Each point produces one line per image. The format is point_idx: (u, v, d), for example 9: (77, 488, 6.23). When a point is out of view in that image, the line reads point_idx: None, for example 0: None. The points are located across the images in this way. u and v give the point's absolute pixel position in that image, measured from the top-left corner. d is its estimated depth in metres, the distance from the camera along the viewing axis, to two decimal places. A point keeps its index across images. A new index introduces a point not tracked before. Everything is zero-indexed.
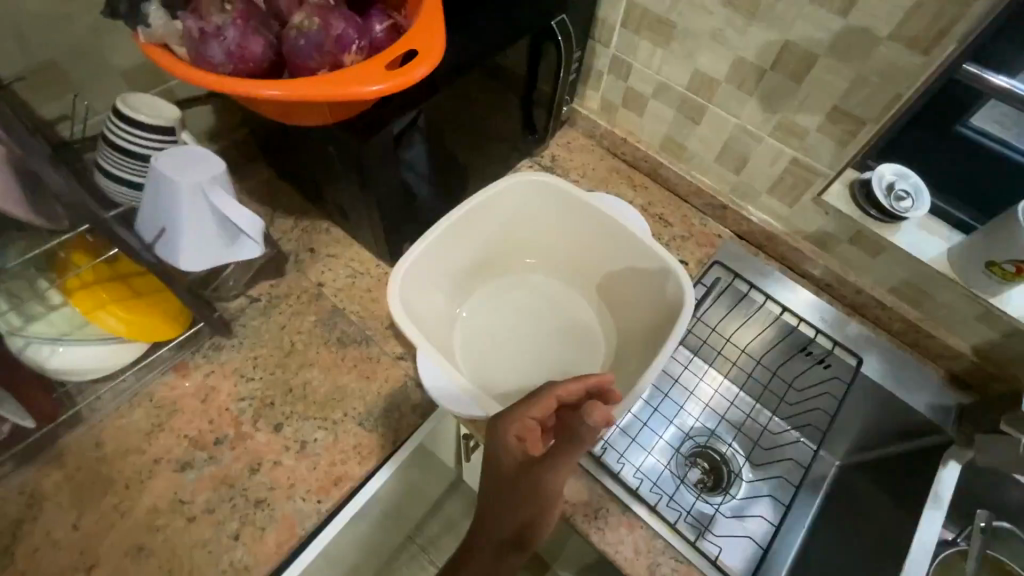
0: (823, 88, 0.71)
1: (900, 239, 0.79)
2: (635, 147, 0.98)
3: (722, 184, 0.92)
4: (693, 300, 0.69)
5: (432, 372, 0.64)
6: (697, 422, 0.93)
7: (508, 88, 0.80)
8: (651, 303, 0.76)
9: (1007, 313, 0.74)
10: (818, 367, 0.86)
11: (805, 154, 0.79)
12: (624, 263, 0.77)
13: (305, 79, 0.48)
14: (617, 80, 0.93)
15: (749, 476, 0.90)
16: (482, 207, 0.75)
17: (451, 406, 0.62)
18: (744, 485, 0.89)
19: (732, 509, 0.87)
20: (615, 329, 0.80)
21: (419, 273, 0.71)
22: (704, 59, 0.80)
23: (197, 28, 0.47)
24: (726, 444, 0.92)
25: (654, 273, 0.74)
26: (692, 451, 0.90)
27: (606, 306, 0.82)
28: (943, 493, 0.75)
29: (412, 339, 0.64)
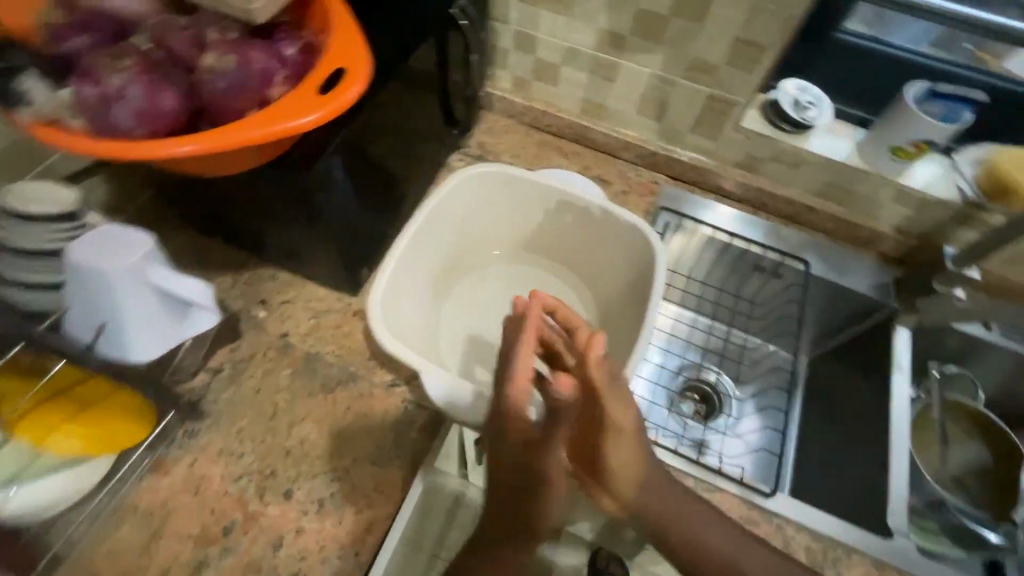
0: (724, 24, 0.75)
1: (814, 147, 0.86)
2: (558, 117, 0.99)
3: (647, 133, 0.95)
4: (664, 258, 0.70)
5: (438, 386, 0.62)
6: (683, 359, 0.97)
7: (425, 86, 0.77)
8: (620, 265, 0.77)
9: (914, 189, 0.83)
10: (773, 280, 0.93)
11: (718, 89, 0.83)
12: (583, 232, 0.78)
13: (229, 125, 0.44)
14: (525, 55, 0.93)
15: (739, 394, 0.96)
16: (439, 210, 0.73)
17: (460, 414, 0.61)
18: (736, 404, 0.96)
19: (732, 428, 0.93)
20: (592, 299, 0.81)
21: (394, 290, 0.68)
22: (607, 17, 0.81)
23: (97, 95, 0.42)
24: (712, 371, 0.97)
25: (617, 234, 0.75)
26: (684, 386, 0.95)
27: (578, 278, 0.83)
28: (903, 359, 0.86)
29: (410, 361, 0.62)
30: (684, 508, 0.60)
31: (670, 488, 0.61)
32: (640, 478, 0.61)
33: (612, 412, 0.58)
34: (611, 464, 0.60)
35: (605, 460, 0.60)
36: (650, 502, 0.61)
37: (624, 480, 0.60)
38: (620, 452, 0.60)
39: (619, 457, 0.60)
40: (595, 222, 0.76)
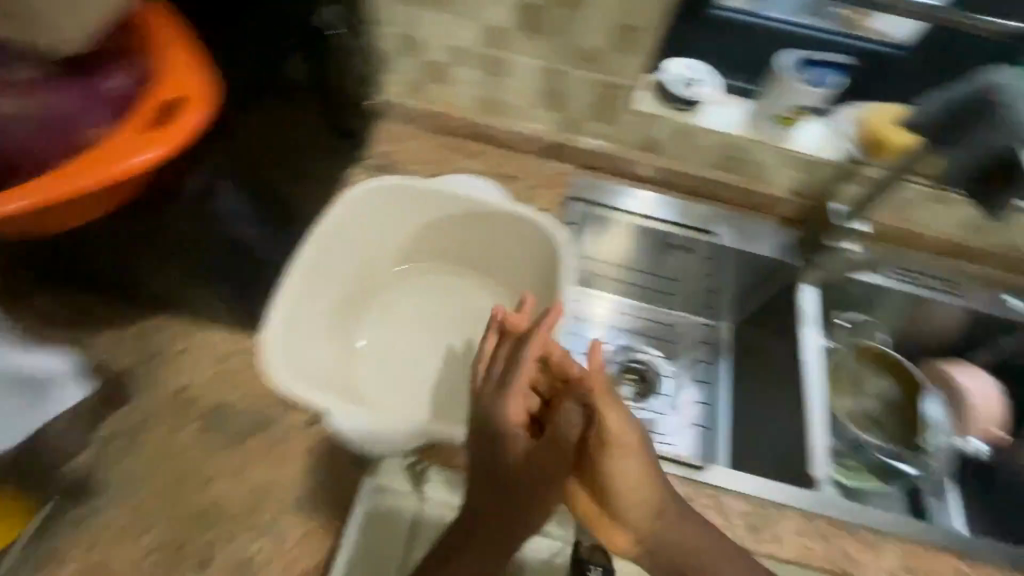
0: (602, 9, 0.74)
1: (706, 121, 0.88)
2: (457, 118, 0.96)
3: (548, 124, 0.94)
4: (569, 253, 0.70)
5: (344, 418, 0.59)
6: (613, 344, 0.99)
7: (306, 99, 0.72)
8: (531, 264, 0.75)
9: (800, 152, 0.87)
10: (687, 256, 0.95)
11: (608, 74, 0.83)
12: (491, 234, 0.75)
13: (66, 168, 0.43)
14: (413, 58, 0.89)
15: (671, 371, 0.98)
16: (330, 236, 0.69)
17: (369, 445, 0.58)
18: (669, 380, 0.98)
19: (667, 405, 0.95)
20: (507, 302, 0.79)
21: (290, 329, 0.64)
22: (486, 11, 0.79)
23: None
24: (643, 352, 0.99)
25: (524, 234, 0.73)
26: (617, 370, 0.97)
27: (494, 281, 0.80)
28: (810, 312, 0.91)
29: (310, 400, 0.58)
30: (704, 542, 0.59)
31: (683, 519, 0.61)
32: (657, 505, 0.61)
33: (612, 423, 0.60)
34: (614, 481, 0.60)
35: (611, 482, 0.60)
36: (666, 533, 0.60)
37: (632, 500, 0.60)
38: (629, 472, 0.60)
39: (625, 474, 0.60)
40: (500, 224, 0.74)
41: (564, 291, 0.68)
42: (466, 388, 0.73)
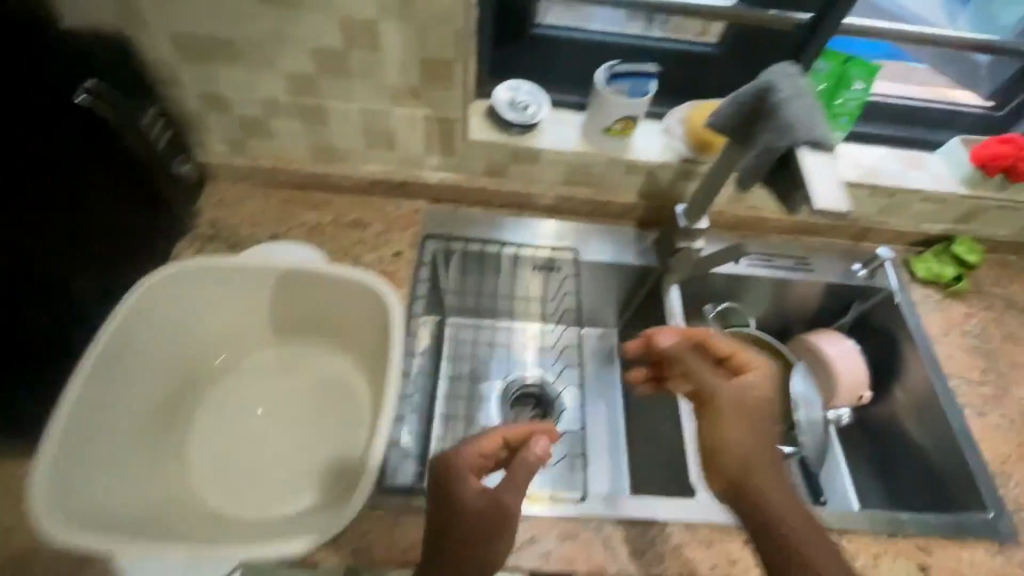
0: (402, 47, 0.70)
1: (544, 141, 0.87)
2: (291, 170, 0.90)
3: (389, 164, 0.90)
4: (398, 309, 0.65)
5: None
6: (506, 373, 0.97)
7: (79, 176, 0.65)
8: (368, 323, 0.69)
9: (638, 159, 0.87)
10: (554, 274, 0.94)
11: (430, 109, 0.80)
12: (321, 299, 0.70)
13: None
14: (225, 116, 0.82)
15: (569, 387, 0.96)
16: (120, 333, 0.61)
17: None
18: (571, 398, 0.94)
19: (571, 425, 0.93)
20: (355, 365, 0.73)
21: (74, 452, 0.56)
22: (284, 61, 0.73)
23: None
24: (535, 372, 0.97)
25: (352, 293, 0.68)
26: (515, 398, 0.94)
27: (340, 345, 0.73)
28: (676, 309, 0.91)
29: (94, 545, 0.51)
30: (798, 520, 0.57)
31: (792, 502, 0.58)
32: (762, 457, 0.60)
33: (748, 376, 0.64)
34: (717, 441, 0.61)
35: (721, 428, 0.61)
36: (768, 495, 0.58)
37: (729, 461, 0.60)
38: (731, 430, 0.61)
39: (732, 440, 0.60)
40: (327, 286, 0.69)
41: (397, 353, 0.63)
42: (317, 470, 0.66)
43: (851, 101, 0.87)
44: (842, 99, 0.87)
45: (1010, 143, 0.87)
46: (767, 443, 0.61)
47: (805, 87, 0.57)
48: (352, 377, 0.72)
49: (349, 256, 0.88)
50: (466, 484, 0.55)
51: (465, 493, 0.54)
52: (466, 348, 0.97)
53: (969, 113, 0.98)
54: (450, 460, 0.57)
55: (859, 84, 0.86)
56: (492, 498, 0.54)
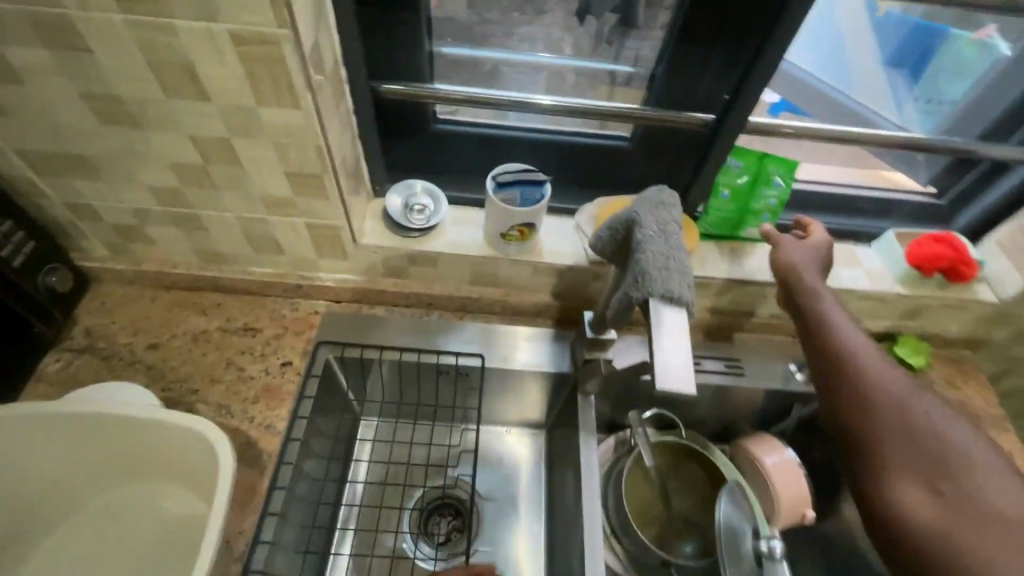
0: (263, 163, 0.66)
1: (443, 244, 0.81)
2: (178, 273, 0.85)
3: (281, 266, 0.84)
4: (230, 463, 0.59)
5: None
6: (419, 480, 0.89)
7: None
8: (211, 467, 0.63)
9: (545, 261, 0.81)
10: (463, 378, 0.86)
11: (311, 218, 0.75)
12: (162, 442, 0.63)
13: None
14: (97, 223, 0.78)
15: (482, 494, 0.90)
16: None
17: None
18: (484, 507, 0.90)
19: (484, 539, 0.87)
20: (206, 509, 0.66)
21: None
22: (144, 174, 0.68)
23: None
24: (450, 481, 0.89)
25: (191, 438, 0.62)
26: (425, 510, 0.87)
27: (190, 487, 0.67)
28: (591, 420, 0.83)
29: None
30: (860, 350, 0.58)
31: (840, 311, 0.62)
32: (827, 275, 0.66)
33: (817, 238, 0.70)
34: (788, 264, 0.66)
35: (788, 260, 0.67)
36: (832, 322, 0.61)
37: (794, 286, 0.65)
38: (799, 258, 0.67)
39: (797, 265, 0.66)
40: (166, 431, 0.63)
41: (219, 514, 0.57)
42: None
43: (770, 199, 0.81)
44: (760, 197, 0.81)
45: (943, 244, 0.82)
46: (821, 260, 0.68)
47: (671, 226, 0.51)
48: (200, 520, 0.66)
49: (232, 366, 0.81)
50: None
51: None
52: (376, 453, 0.89)
53: (908, 202, 0.92)
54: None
55: (778, 181, 0.80)
56: None
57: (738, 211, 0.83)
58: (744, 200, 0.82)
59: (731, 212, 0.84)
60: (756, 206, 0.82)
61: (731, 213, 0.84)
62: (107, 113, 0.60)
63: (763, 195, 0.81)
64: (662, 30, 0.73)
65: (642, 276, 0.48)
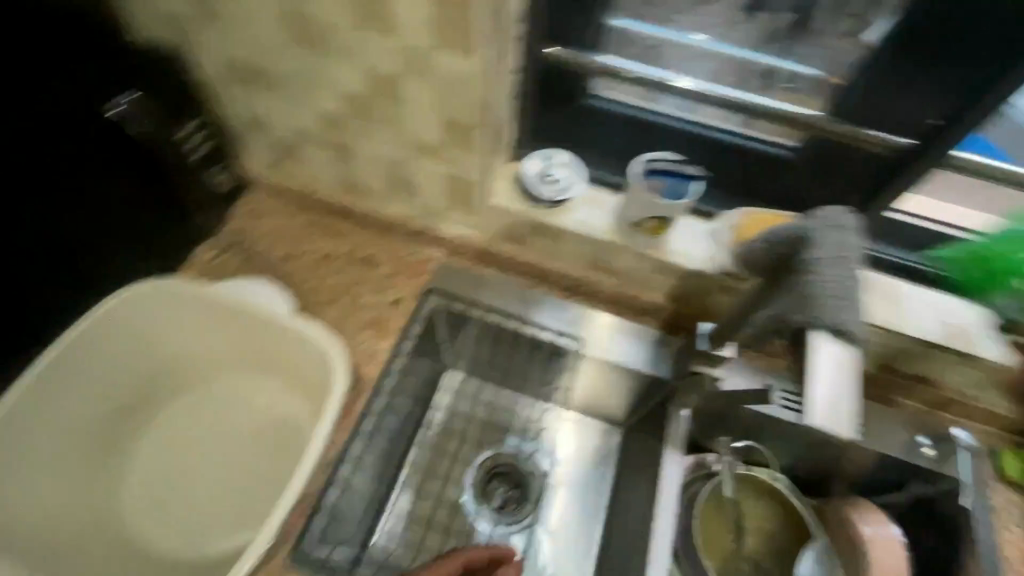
0: (422, 105, 0.68)
1: (569, 221, 0.79)
2: (320, 196, 0.91)
3: (410, 209, 0.88)
4: (339, 393, 0.64)
5: None
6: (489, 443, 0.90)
7: (104, 172, 0.72)
8: (318, 380, 0.70)
9: (672, 261, 0.77)
10: (555, 358, 0.86)
11: (451, 167, 0.76)
12: (283, 345, 0.71)
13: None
14: (264, 136, 0.84)
15: (548, 477, 0.89)
16: (88, 344, 0.69)
17: None
18: (550, 489, 0.88)
19: (542, 519, 0.86)
20: (306, 413, 0.74)
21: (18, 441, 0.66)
22: (315, 99, 0.73)
23: None
24: (518, 454, 0.90)
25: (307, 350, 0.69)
26: (491, 473, 0.88)
27: (298, 391, 0.75)
28: (678, 435, 0.79)
29: None
30: None
31: None
32: None
33: None
34: None
35: None
36: None
37: None
38: None
39: None
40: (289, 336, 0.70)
41: (324, 425, 0.60)
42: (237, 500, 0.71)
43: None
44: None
45: None
46: None
47: (848, 254, 0.46)
48: (296, 425, 0.74)
49: (349, 293, 0.86)
50: None
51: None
52: (457, 406, 0.92)
53: None
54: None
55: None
56: None
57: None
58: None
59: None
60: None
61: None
62: (300, 35, 0.65)
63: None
64: (843, 38, 0.68)
65: (812, 300, 0.44)
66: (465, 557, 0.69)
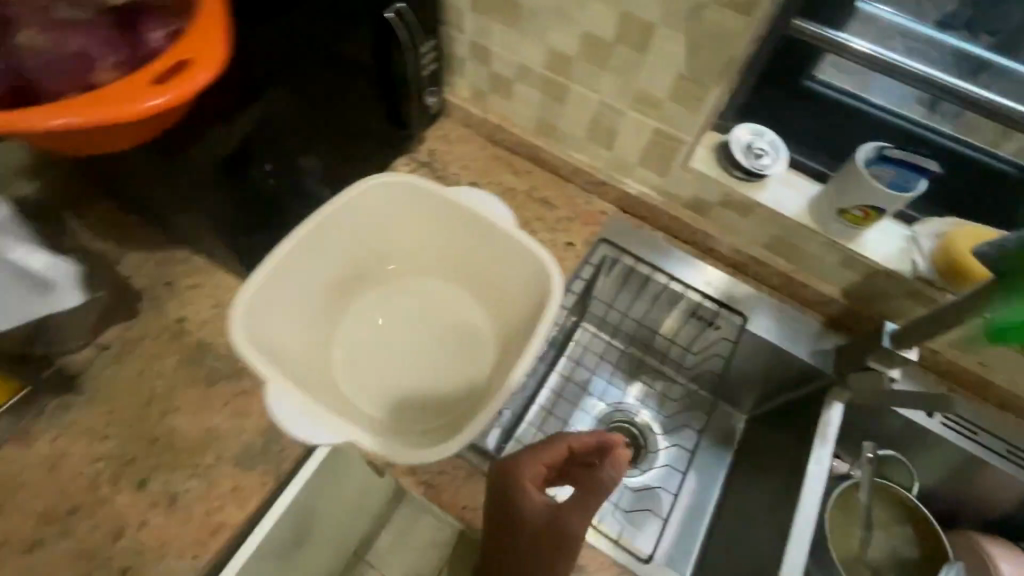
0: (666, 57, 0.70)
1: (764, 196, 0.80)
2: (512, 134, 0.95)
3: (598, 160, 0.91)
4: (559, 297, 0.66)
5: (289, 410, 0.56)
6: (616, 396, 0.95)
7: (356, 72, 0.75)
8: (528, 296, 0.70)
9: (863, 255, 0.77)
10: (709, 329, 0.89)
11: (664, 124, 0.79)
12: (497, 256, 0.71)
13: (94, 94, 0.43)
14: (481, 66, 0.90)
15: (664, 443, 0.93)
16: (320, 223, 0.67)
17: (305, 437, 0.55)
18: (661, 453, 0.92)
19: (653, 479, 0.89)
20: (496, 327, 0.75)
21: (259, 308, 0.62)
22: (554, 37, 0.77)
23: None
24: (641, 415, 0.94)
25: (530, 264, 0.68)
26: (611, 427, 0.92)
27: (489, 304, 0.75)
28: (829, 430, 0.79)
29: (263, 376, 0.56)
30: None
31: None
32: None
33: None
34: None
35: None
36: None
37: None
38: None
39: None
40: (509, 249, 0.70)
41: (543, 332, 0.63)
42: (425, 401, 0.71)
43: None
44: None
45: None
46: None
47: None
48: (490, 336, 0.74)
49: (526, 228, 0.92)
50: (530, 490, 0.60)
51: (531, 505, 0.59)
52: (603, 354, 0.96)
53: None
54: (512, 472, 0.61)
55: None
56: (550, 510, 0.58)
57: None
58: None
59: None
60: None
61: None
62: None
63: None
64: None
65: None
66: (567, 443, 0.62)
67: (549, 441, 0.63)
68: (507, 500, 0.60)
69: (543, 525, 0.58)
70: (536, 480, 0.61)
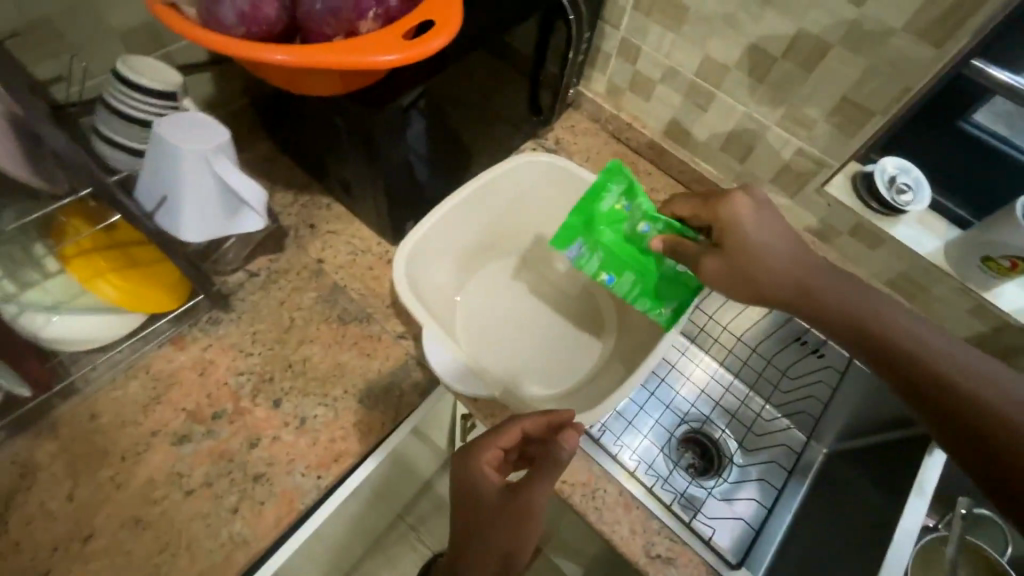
0: (834, 78, 0.71)
1: (897, 232, 0.79)
2: (641, 134, 0.97)
3: (725, 172, 0.92)
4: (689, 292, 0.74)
5: (438, 353, 0.65)
6: (692, 408, 0.96)
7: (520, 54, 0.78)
8: None
9: (999, 308, 0.75)
10: (812, 356, 0.87)
11: (810, 144, 0.79)
12: None
13: (351, 42, 0.47)
14: (626, 64, 0.91)
15: (740, 460, 0.93)
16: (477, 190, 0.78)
17: (453, 382, 0.63)
18: (735, 469, 0.92)
19: (722, 492, 0.90)
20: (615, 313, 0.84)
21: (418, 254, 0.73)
22: (715, 44, 0.78)
23: (247, 5, 0.46)
24: (719, 429, 0.95)
25: None
26: (686, 435, 0.94)
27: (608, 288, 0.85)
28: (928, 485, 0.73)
29: (419, 319, 0.66)
30: None
31: None
32: None
33: None
34: None
35: None
36: None
37: None
38: None
39: None
40: None
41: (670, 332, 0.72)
42: (540, 359, 0.81)
43: (639, 216, 0.70)
44: (603, 211, 0.71)
45: None
46: None
47: None
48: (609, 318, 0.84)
49: None
50: (486, 477, 0.55)
51: (491, 488, 0.55)
52: (675, 365, 0.98)
53: None
54: (467, 456, 0.57)
55: (623, 200, 0.71)
56: (506, 491, 0.54)
57: (623, 234, 0.71)
58: (625, 237, 0.72)
59: (618, 263, 0.73)
60: (611, 222, 0.72)
61: (609, 245, 0.72)
62: None
63: (602, 235, 0.72)
64: None
65: None
66: (521, 423, 0.58)
67: (505, 424, 0.58)
68: (463, 490, 0.56)
69: (503, 506, 0.53)
70: (495, 465, 0.57)
